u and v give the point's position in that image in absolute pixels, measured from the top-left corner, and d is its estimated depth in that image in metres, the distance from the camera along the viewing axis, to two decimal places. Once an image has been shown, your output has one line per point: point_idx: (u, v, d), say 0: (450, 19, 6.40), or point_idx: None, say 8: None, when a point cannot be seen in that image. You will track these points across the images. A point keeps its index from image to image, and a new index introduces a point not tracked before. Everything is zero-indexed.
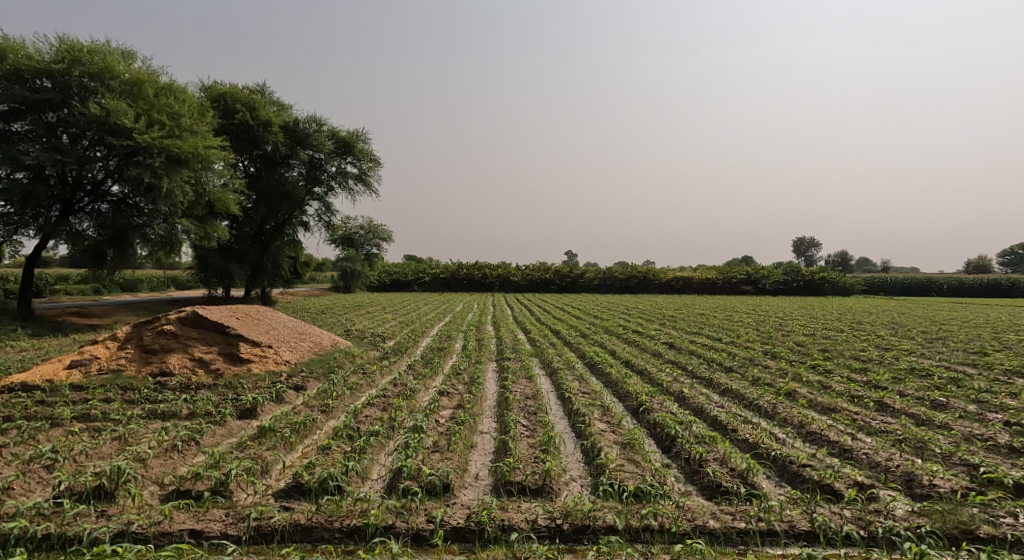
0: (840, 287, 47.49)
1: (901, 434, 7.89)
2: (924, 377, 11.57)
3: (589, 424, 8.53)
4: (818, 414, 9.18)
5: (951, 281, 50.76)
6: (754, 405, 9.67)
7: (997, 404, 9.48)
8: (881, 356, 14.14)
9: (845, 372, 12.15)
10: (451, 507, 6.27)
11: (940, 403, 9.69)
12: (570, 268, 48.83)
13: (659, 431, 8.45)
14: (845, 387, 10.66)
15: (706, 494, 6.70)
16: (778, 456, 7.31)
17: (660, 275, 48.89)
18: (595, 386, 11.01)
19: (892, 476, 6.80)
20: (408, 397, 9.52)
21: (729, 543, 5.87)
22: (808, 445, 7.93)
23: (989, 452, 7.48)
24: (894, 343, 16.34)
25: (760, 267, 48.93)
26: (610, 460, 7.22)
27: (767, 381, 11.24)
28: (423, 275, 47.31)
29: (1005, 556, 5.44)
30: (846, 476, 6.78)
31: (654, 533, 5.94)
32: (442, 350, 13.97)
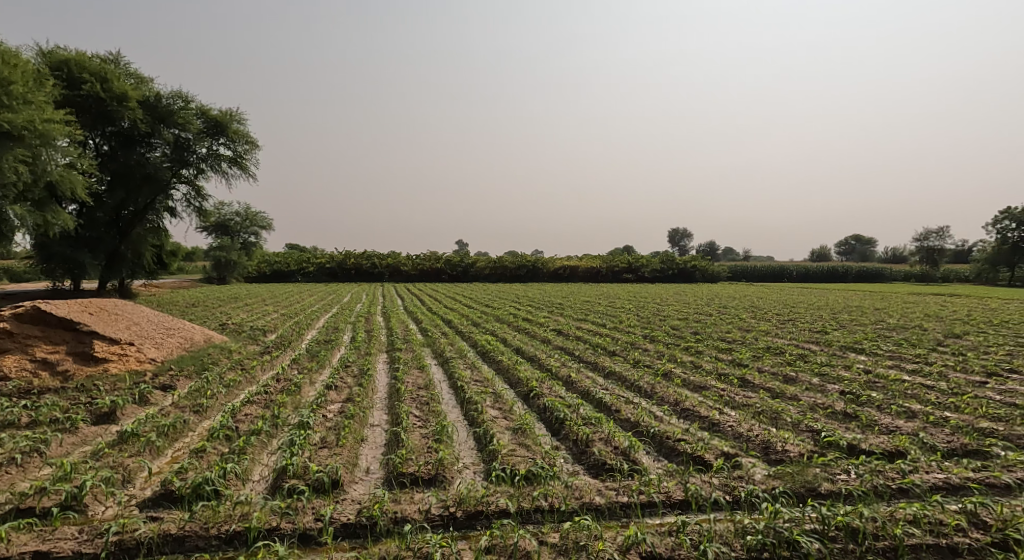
0: (709, 274, 51.58)
1: (760, 407, 8.73)
2: (778, 355, 12.93)
3: (481, 411, 8.62)
4: (690, 392, 9.94)
5: (800, 268, 56.86)
6: (635, 386, 10.25)
7: (835, 375, 10.80)
8: (742, 336, 15.59)
9: (713, 352, 13.26)
10: (340, 503, 6.08)
11: (790, 376, 10.86)
12: (461, 258, 48.87)
13: (548, 414, 8.73)
14: (712, 366, 11.64)
15: (593, 473, 7.01)
16: (657, 432, 7.83)
17: (548, 264, 50.25)
18: (486, 373, 11.15)
19: (752, 445, 7.51)
20: (292, 393, 9.08)
21: (613, 516, 6.17)
22: (682, 420, 8.55)
23: (830, 419, 8.48)
24: (753, 324, 18.07)
25: (639, 257, 51.92)
26: (502, 446, 7.34)
27: (646, 362, 11.99)
28: (307, 265, 45.14)
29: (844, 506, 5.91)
30: (715, 447, 7.39)
31: (545, 514, 6.11)
32: (329, 342, 13.47)
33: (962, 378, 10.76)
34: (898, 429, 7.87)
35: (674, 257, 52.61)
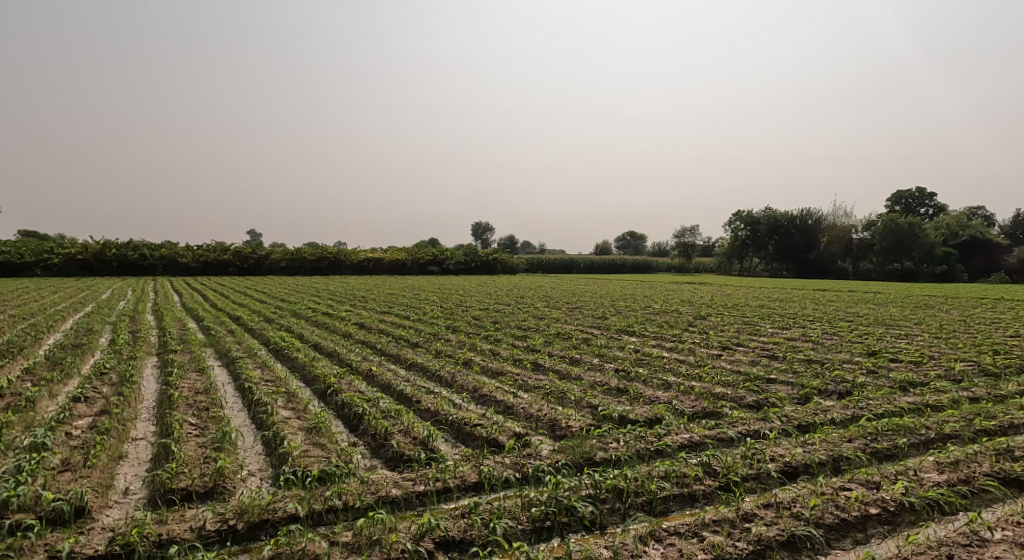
0: (509, 266, 54.33)
1: (549, 388, 9.44)
2: (566, 339, 14.11)
3: (271, 413, 8.01)
4: (488, 378, 10.38)
5: (586, 261, 62.59)
6: (436, 376, 10.40)
7: (611, 356, 12.12)
8: (536, 324, 16.71)
9: (510, 340, 14.00)
10: (85, 534, 5.20)
11: (576, 358, 11.93)
12: (252, 249, 44.94)
13: (346, 411, 8.46)
14: (508, 353, 12.29)
15: (390, 465, 6.95)
16: (454, 420, 8.04)
17: (351, 256, 48.53)
18: (279, 372, 10.43)
19: (541, 424, 8.08)
20: (24, 410, 7.54)
21: (408, 506, 6.15)
22: (479, 406, 8.89)
23: (606, 394, 9.49)
24: (546, 313, 19.49)
25: (444, 249, 52.73)
26: (293, 448, 6.93)
27: (447, 352, 12.24)
28: (51, 256, 37.69)
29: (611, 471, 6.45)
30: (508, 429, 7.81)
31: (338, 513, 5.89)
32: (79, 347, 11.43)
33: (706, 352, 12.84)
34: (657, 399, 9.10)
35: (476, 250, 54.40)
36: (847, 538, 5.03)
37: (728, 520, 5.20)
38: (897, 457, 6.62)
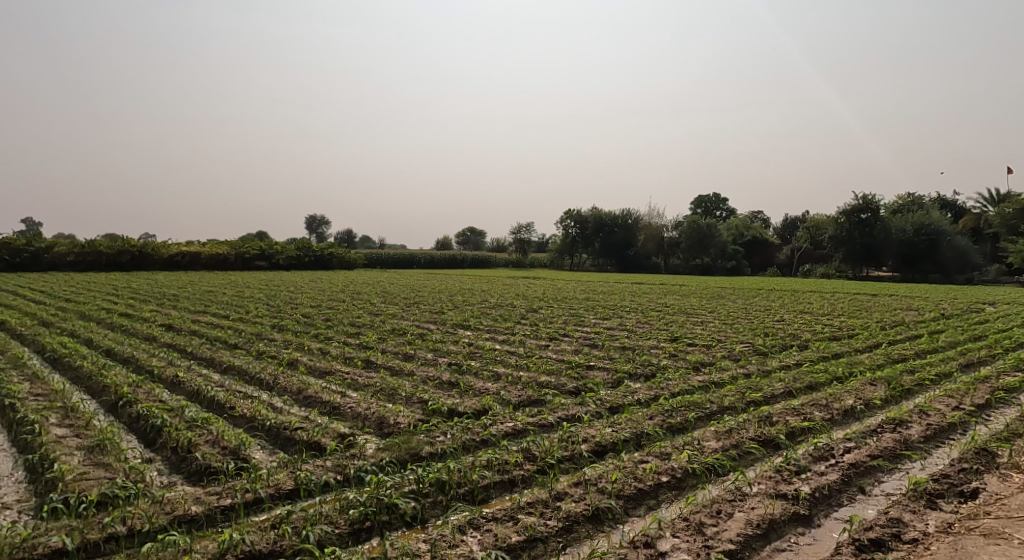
0: (344, 262, 52.23)
1: (379, 386, 9.14)
2: (401, 335, 13.83)
3: (39, 433, 6.74)
4: (314, 379, 9.77)
5: (425, 256, 62.29)
6: (254, 379, 9.55)
7: (446, 350, 12.10)
8: (371, 320, 16.16)
9: (342, 337, 13.36)
10: None
11: (409, 354, 11.72)
12: (29, 240, 37.98)
13: (141, 423, 7.43)
14: (339, 351, 11.71)
15: (192, 480, 6.21)
16: (272, 425, 7.43)
17: (160, 250, 43.15)
18: (55, 384, 8.84)
19: (368, 423, 7.74)
20: None
21: (210, 524, 5.48)
22: (302, 409, 8.32)
23: (438, 388, 9.41)
24: (382, 309, 18.97)
25: (272, 244, 49.09)
26: (67, 471, 5.90)
27: (270, 353, 11.33)
28: None
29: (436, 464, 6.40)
30: (332, 430, 7.38)
31: (119, 541, 5.09)
32: None
33: (535, 343, 13.39)
34: (487, 390, 9.22)
35: (308, 244, 51.45)
36: (642, 506, 5.51)
37: (542, 501, 5.44)
38: (687, 429, 7.42)
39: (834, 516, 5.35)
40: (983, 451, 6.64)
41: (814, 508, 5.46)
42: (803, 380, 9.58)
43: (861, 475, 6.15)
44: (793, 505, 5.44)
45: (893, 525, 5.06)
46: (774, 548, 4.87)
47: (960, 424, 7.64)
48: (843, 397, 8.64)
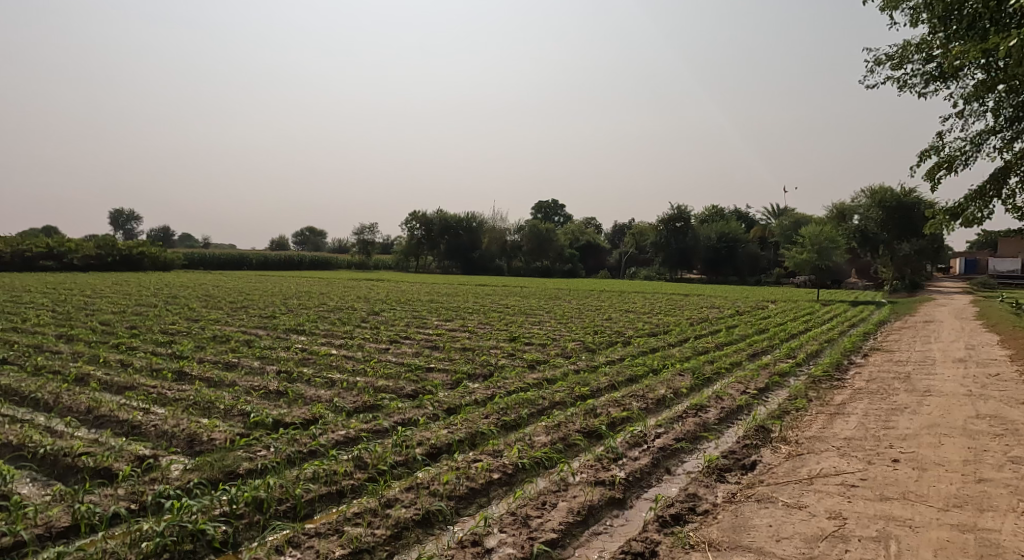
0: (160, 262, 46.78)
1: (191, 400, 8.28)
2: (223, 342, 12.66)
3: None
4: (110, 395, 8.57)
5: (256, 257, 57.92)
6: (30, 399, 8.13)
7: (274, 357, 11.31)
8: (187, 326, 14.61)
9: (149, 347, 11.90)
10: None
11: (231, 362, 10.77)
12: None
13: None
14: (144, 362, 10.40)
15: None
16: (49, 453, 6.37)
17: None
18: None
19: (175, 441, 6.95)
20: None
21: None
22: (93, 431, 7.25)
23: (262, 398, 8.76)
24: (202, 314, 17.24)
25: (65, 241, 42.38)
26: None
27: (53, 368, 9.73)
28: None
29: (253, 481, 5.90)
30: (128, 453, 6.51)
31: None
32: None
33: (374, 347, 13.02)
34: (319, 398, 8.75)
35: (113, 242, 45.21)
36: (472, 505, 5.61)
37: (370, 510, 5.31)
38: (520, 426, 7.70)
39: (643, 497, 5.90)
40: (762, 428, 7.74)
41: (627, 491, 5.96)
42: (624, 373, 10.44)
43: (668, 456, 6.85)
44: (610, 490, 5.89)
45: (689, 500, 5.70)
46: (591, 532, 5.24)
47: (746, 406, 8.85)
48: (656, 387, 9.57)
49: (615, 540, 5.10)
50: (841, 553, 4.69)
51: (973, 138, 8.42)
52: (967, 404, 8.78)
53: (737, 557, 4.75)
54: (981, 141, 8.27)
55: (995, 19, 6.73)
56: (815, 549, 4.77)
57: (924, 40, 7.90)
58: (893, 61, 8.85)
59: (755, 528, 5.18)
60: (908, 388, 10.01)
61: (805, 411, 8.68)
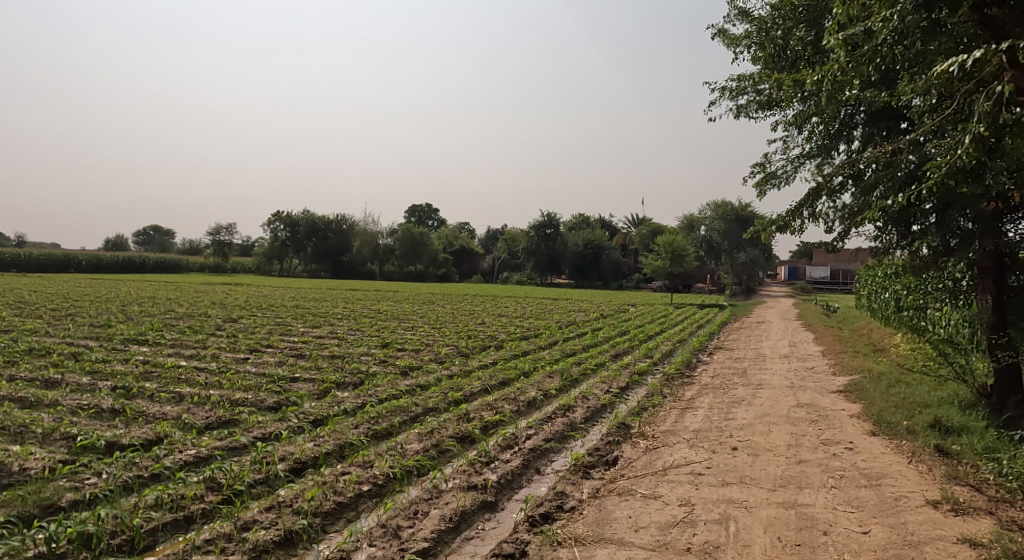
0: None
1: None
2: (42, 357, 11.02)
3: None
4: None
5: (90, 258, 51.40)
6: None
7: (109, 371, 10.05)
8: None
9: None
10: None
11: (52, 380, 9.40)
12: None
13: None
14: None
15: None
16: None
17: None
18: None
19: None
20: None
21: None
22: None
23: (92, 419, 7.73)
24: (16, 323, 14.90)
25: None
26: None
27: None
28: None
29: (78, 515, 5.15)
30: None
31: None
32: None
33: (231, 357, 12.04)
34: (163, 415, 7.90)
35: None
36: (340, 520, 5.37)
37: (223, 536, 4.89)
38: (392, 434, 7.51)
39: (514, 498, 6.01)
40: (623, 425, 8.22)
41: (499, 494, 6.03)
42: (496, 377, 10.59)
43: (538, 457, 7.04)
44: (482, 494, 5.92)
45: (558, 498, 5.91)
46: (463, 537, 5.23)
47: (609, 405, 9.36)
48: (527, 390, 9.80)
49: (486, 544, 5.14)
50: (690, 537, 5.10)
51: (793, 161, 9.56)
52: (792, 395, 9.99)
53: (600, 549, 4.99)
54: (798, 164, 9.42)
55: (810, 59, 7.69)
56: (668, 535, 5.14)
57: (753, 74, 8.84)
58: (730, 89, 9.82)
59: (617, 521, 5.47)
60: (746, 382, 11.17)
61: (660, 407, 9.36)
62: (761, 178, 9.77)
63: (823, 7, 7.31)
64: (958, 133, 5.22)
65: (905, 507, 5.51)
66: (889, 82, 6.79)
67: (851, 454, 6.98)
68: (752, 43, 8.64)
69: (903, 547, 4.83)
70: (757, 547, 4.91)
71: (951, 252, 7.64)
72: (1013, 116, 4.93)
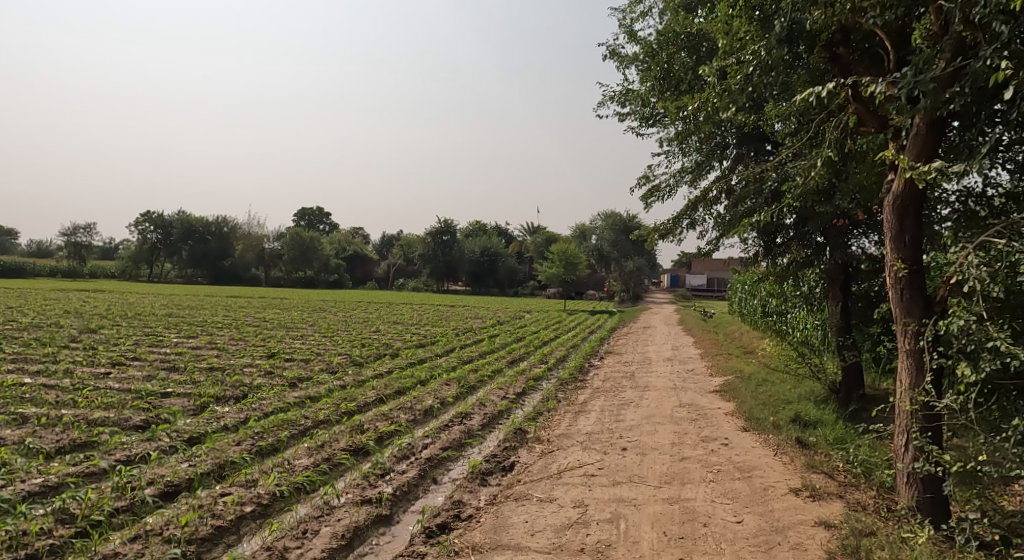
0: None
1: None
2: None
3: None
4: None
5: None
6: None
7: None
8: None
9: None
10: None
11: None
12: None
13: None
14: None
15: None
16: None
17: None
18: None
19: None
20: None
21: None
22: None
23: None
24: None
25: None
26: None
27: None
28: None
29: None
30: None
31: None
32: None
33: (90, 372, 10.81)
34: (3, 441, 6.92)
35: None
36: (219, 546, 4.96)
37: None
38: (278, 450, 7.08)
39: (410, 510, 5.86)
40: (519, 430, 8.31)
41: (394, 506, 5.85)
42: (392, 386, 10.32)
43: (434, 466, 6.93)
44: (376, 507, 5.73)
45: (454, 508, 5.84)
46: (356, 554, 5.02)
47: (505, 411, 9.42)
48: (424, 398, 9.64)
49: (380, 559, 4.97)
50: (583, 537, 5.23)
51: (675, 175, 10.17)
52: (675, 396, 10.60)
53: (497, 556, 4.98)
54: (679, 178, 10.04)
55: (690, 83, 8.21)
56: (563, 537, 5.24)
57: (640, 90, 9.29)
58: (620, 102, 10.26)
59: (513, 526, 5.50)
60: (633, 385, 11.71)
61: (554, 411, 9.56)
62: (647, 190, 10.32)
63: (702, 37, 7.85)
64: (812, 157, 5.77)
65: (773, 496, 5.99)
66: (756, 108, 7.40)
67: (726, 449, 7.51)
68: (641, 62, 9.03)
69: (771, 532, 5.25)
70: (646, 543, 5.12)
71: (806, 264, 8.47)
72: (856, 144, 5.52)
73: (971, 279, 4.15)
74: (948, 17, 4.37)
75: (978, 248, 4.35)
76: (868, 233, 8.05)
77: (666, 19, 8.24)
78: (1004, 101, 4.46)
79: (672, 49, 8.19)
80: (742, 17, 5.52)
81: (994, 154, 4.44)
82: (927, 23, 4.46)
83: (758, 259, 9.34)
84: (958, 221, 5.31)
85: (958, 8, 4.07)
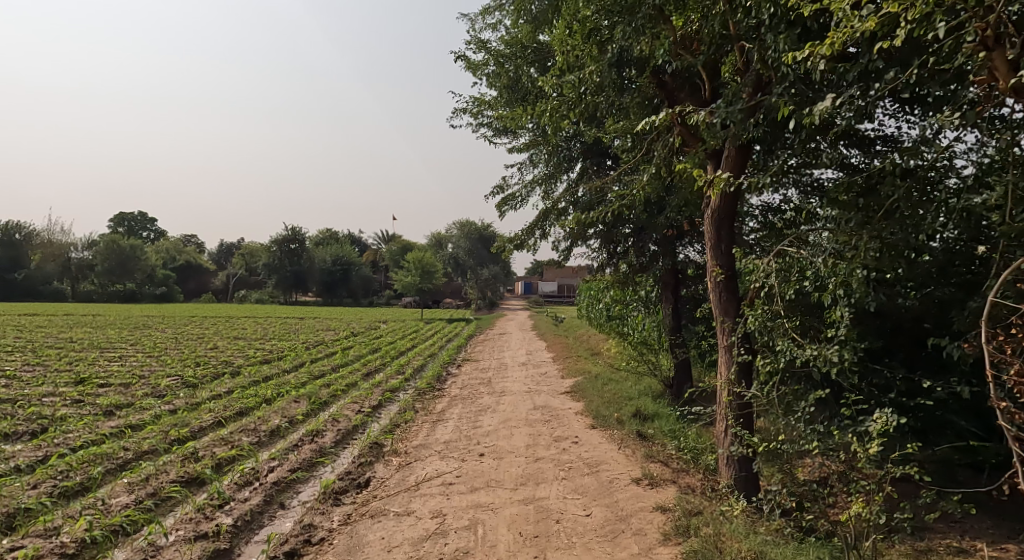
0: None
1: None
2: None
3: None
4: None
5: None
6: None
7: None
8: None
9: None
10: None
11: None
12: None
13: None
14: None
15: None
16: None
17: None
18: None
19: None
20: None
21: None
22: None
23: None
24: None
25: None
26: None
27: None
28: None
29: None
30: None
31: None
32: None
33: None
34: None
35: None
36: None
37: None
38: (89, 489, 6.18)
39: (253, 541, 5.40)
40: (375, 444, 8.07)
41: (234, 538, 5.35)
42: (232, 407, 9.49)
43: (281, 491, 6.48)
44: (213, 542, 5.21)
45: (304, 532, 5.49)
46: None
47: (360, 425, 9.07)
48: (269, 418, 8.98)
49: None
50: (441, 547, 5.19)
51: (527, 185, 10.53)
52: (529, 399, 10.93)
53: None
54: (532, 188, 10.41)
55: (536, 95, 8.54)
56: (420, 550, 5.15)
57: (490, 101, 9.48)
58: (472, 112, 10.39)
59: (369, 544, 5.30)
60: (489, 391, 11.90)
61: (411, 422, 9.39)
62: (502, 201, 10.58)
63: (546, 51, 8.29)
64: (644, 173, 6.28)
65: (616, 488, 6.39)
66: (597, 124, 7.88)
67: (576, 446, 7.90)
68: (491, 72, 9.22)
69: (616, 522, 5.59)
70: (502, 545, 5.20)
71: (643, 269, 9.19)
72: (679, 161, 6.12)
73: (769, 283, 4.78)
74: (749, 55, 4.98)
75: (776, 256, 5.01)
76: (691, 242, 8.91)
77: (512, 32, 8.51)
78: (791, 129, 5.17)
79: (520, 61, 8.48)
80: (581, 37, 5.84)
81: (785, 175, 5.14)
82: (734, 59, 5.06)
83: (603, 265, 9.97)
84: (762, 232, 6.07)
85: (756, 48, 4.67)
